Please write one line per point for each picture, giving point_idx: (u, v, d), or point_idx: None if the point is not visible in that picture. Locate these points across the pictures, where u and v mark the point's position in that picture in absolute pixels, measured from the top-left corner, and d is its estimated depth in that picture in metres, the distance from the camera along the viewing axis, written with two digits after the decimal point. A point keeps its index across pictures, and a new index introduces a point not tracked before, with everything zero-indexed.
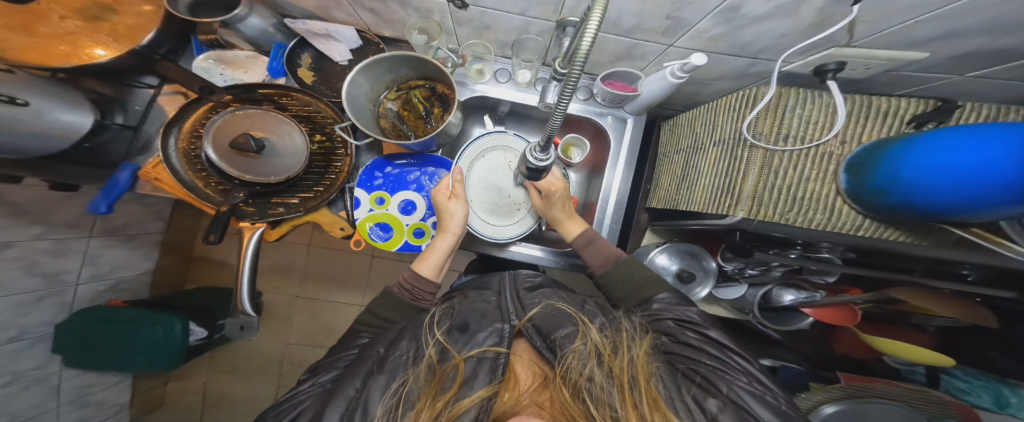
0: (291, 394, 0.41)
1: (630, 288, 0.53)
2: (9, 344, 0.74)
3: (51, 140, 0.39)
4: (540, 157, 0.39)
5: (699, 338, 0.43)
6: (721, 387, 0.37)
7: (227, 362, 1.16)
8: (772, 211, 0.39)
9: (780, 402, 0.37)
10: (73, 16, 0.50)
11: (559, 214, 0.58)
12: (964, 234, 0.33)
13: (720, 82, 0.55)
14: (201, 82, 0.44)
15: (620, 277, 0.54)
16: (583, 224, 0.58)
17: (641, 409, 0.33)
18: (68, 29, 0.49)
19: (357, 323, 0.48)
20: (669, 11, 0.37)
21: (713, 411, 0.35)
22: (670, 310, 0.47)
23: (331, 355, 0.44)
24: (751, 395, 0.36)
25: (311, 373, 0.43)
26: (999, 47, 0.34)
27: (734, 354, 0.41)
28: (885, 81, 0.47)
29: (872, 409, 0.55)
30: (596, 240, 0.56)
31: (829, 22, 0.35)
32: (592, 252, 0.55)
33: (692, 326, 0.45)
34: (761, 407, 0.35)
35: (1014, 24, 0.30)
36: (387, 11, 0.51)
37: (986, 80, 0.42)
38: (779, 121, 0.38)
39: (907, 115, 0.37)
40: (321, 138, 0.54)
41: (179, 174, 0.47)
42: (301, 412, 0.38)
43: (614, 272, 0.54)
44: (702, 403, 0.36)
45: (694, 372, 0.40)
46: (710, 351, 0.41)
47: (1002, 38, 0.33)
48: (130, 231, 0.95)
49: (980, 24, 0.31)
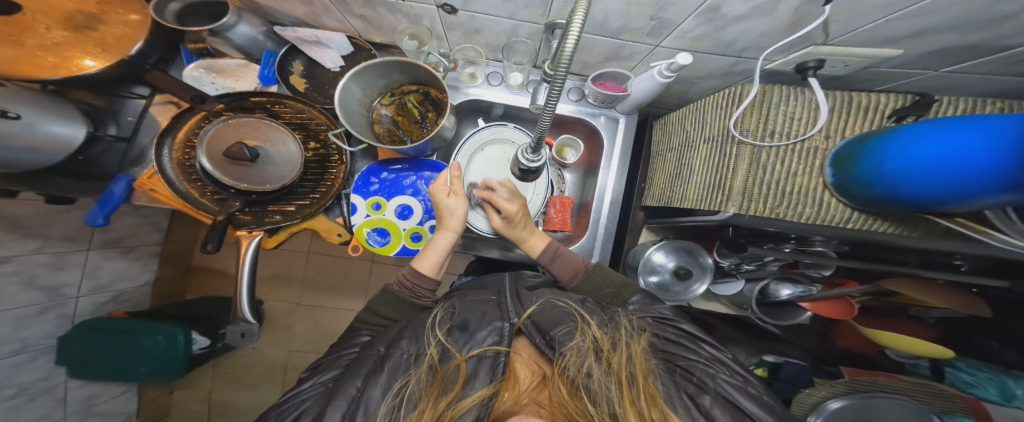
0: (293, 393, 0.41)
1: (608, 295, 0.51)
2: (12, 357, 0.75)
3: (46, 153, 0.40)
4: (532, 158, 0.39)
5: (677, 332, 0.45)
6: (712, 383, 0.38)
7: (231, 370, 1.16)
8: (763, 206, 0.39)
9: (762, 393, 0.38)
10: (59, 26, 0.50)
11: (523, 234, 0.54)
12: (948, 224, 0.34)
13: (707, 80, 0.56)
14: (192, 91, 0.45)
15: (591, 290, 0.51)
16: (546, 237, 0.55)
17: (638, 404, 0.34)
18: (54, 40, 0.50)
19: (357, 321, 0.49)
20: (652, 12, 0.38)
21: (707, 406, 0.36)
22: (647, 309, 0.49)
23: (331, 354, 0.45)
24: (735, 388, 0.38)
25: (313, 372, 0.43)
26: (969, 43, 0.35)
27: (704, 343, 0.44)
28: (866, 78, 0.48)
29: (879, 403, 0.56)
30: (562, 253, 0.53)
31: (806, 21, 0.36)
32: (561, 268, 0.52)
33: (668, 322, 0.46)
34: (752, 403, 0.36)
35: (982, 20, 0.31)
36: (377, 18, 0.52)
37: (962, 74, 0.43)
38: (764, 118, 0.39)
39: (887, 109, 0.38)
40: (316, 145, 0.54)
41: (174, 184, 0.47)
42: (301, 412, 0.38)
43: (584, 285, 0.51)
44: (697, 399, 0.37)
45: (691, 370, 0.40)
46: (688, 345, 0.43)
47: (970, 34, 0.34)
48: (128, 242, 0.95)
49: (949, 21, 0.32)
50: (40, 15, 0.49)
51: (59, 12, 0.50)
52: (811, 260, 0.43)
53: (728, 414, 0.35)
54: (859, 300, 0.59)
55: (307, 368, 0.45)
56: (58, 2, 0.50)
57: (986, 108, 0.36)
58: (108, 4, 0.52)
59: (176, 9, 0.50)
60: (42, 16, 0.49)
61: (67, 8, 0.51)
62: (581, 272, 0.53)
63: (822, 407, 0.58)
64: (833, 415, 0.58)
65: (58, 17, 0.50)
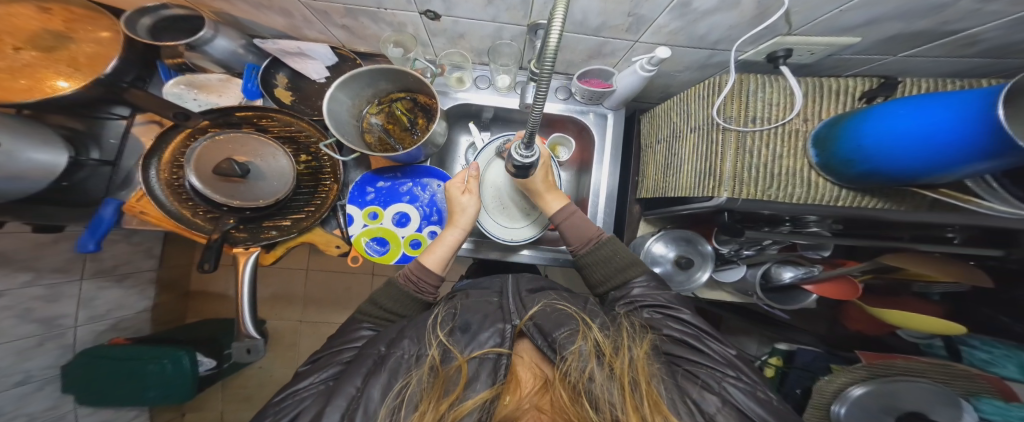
0: (288, 392, 0.40)
1: (609, 272, 0.50)
2: (16, 389, 0.76)
3: (30, 181, 0.39)
4: (525, 154, 0.38)
5: (682, 330, 0.44)
6: (716, 387, 0.38)
7: (239, 391, 1.15)
8: (755, 189, 0.40)
9: (771, 397, 0.38)
10: (26, 47, 0.50)
11: (540, 188, 0.54)
12: (935, 195, 0.34)
13: (685, 73, 0.57)
14: (174, 108, 0.44)
15: (598, 261, 0.50)
16: (564, 198, 0.55)
17: (642, 411, 0.34)
18: (24, 61, 0.49)
19: (358, 314, 0.48)
20: (628, 8, 0.39)
21: (710, 412, 0.36)
22: (649, 296, 0.47)
23: (330, 349, 0.44)
24: (743, 392, 0.37)
25: (312, 367, 0.43)
26: (919, 29, 0.38)
27: (711, 339, 0.43)
28: (833, 65, 0.49)
29: (900, 387, 0.56)
30: (577, 215, 0.52)
31: (769, 12, 0.37)
32: (573, 231, 0.52)
33: (673, 316, 0.46)
34: (754, 404, 0.36)
35: (923, 9, 0.34)
36: (360, 27, 0.53)
37: (919, 58, 0.45)
38: (744, 105, 0.39)
39: (857, 92, 0.39)
40: (307, 158, 0.54)
41: (164, 205, 0.46)
42: (300, 412, 0.37)
43: (593, 254, 0.50)
44: (701, 404, 0.36)
45: (692, 373, 0.39)
46: (691, 344, 0.43)
47: (918, 21, 0.36)
48: (122, 270, 0.94)
49: (898, 8, 0.34)
50: (7, 36, 0.49)
51: (24, 32, 0.50)
52: (807, 239, 0.43)
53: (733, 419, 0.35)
54: (863, 278, 0.60)
55: (306, 362, 0.45)
56: (22, 21, 0.50)
57: (948, 86, 0.37)
58: (77, 22, 0.52)
59: (149, 24, 0.51)
60: (10, 37, 0.49)
61: (32, 27, 0.51)
62: (593, 242, 0.51)
63: (845, 395, 0.60)
64: (856, 402, 0.60)
65: (24, 37, 0.50)
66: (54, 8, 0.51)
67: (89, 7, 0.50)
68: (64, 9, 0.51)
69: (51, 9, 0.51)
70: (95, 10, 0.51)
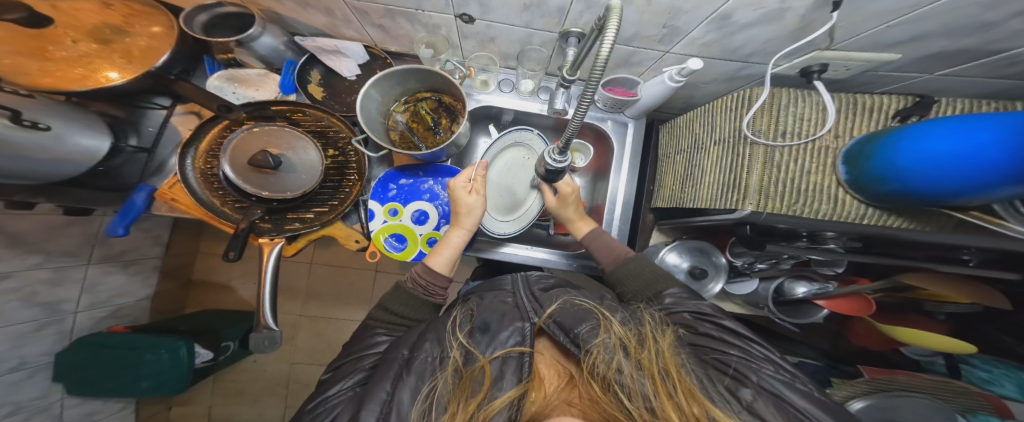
0: (322, 398, 0.40)
1: (641, 285, 0.53)
2: (9, 375, 0.74)
3: (72, 165, 0.40)
4: (558, 159, 0.39)
5: (716, 329, 0.43)
6: (752, 377, 0.37)
7: (232, 385, 1.14)
8: (780, 203, 0.41)
9: (813, 390, 0.35)
10: (86, 38, 0.50)
11: (570, 216, 0.61)
12: (964, 217, 0.34)
13: (711, 84, 0.58)
14: (218, 100, 0.44)
15: (628, 275, 0.54)
16: (593, 224, 0.62)
17: (676, 398, 0.33)
18: (83, 53, 0.50)
19: (369, 320, 0.48)
20: (665, 20, 0.40)
21: (748, 400, 0.34)
22: (683, 304, 0.47)
23: (352, 356, 0.44)
24: (783, 383, 0.35)
25: (336, 375, 0.43)
26: (962, 48, 0.39)
27: (753, 343, 0.41)
28: (865, 81, 0.51)
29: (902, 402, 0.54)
30: (605, 237, 0.58)
31: (810, 28, 0.38)
32: (603, 249, 0.57)
33: (707, 318, 0.45)
34: (798, 397, 0.34)
35: (970, 28, 0.35)
36: (395, 27, 0.53)
37: (954, 77, 0.46)
38: (774, 119, 0.40)
39: (890, 110, 0.40)
40: (334, 153, 0.54)
41: (197, 194, 0.47)
42: (337, 416, 0.37)
43: (624, 269, 0.55)
44: (737, 393, 0.35)
45: (726, 364, 0.39)
46: (731, 342, 0.41)
47: (961, 39, 0.37)
48: (127, 256, 0.94)
49: (943, 26, 0.35)
50: (70, 29, 0.50)
51: (85, 25, 0.51)
52: (821, 255, 0.44)
53: (771, 407, 0.33)
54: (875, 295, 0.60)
55: (329, 369, 0.45)
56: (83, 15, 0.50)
57: (982, 107, 0.38)
58: (134, 16, 0.52)
59: (203, 20, 0.51)
60: (71, 29, 0.50)
61: (94, 20, 0.51)
62: (622, 258, 0.56)
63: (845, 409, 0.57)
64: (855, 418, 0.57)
65: (85, 30, 0.51)
66: (115, 4, 0.50)
67: (147, 3, 0.50)
68: (124, 4, 0.51)
69: (112, 5, 0.51)
70: (151, 5, 0.51)
